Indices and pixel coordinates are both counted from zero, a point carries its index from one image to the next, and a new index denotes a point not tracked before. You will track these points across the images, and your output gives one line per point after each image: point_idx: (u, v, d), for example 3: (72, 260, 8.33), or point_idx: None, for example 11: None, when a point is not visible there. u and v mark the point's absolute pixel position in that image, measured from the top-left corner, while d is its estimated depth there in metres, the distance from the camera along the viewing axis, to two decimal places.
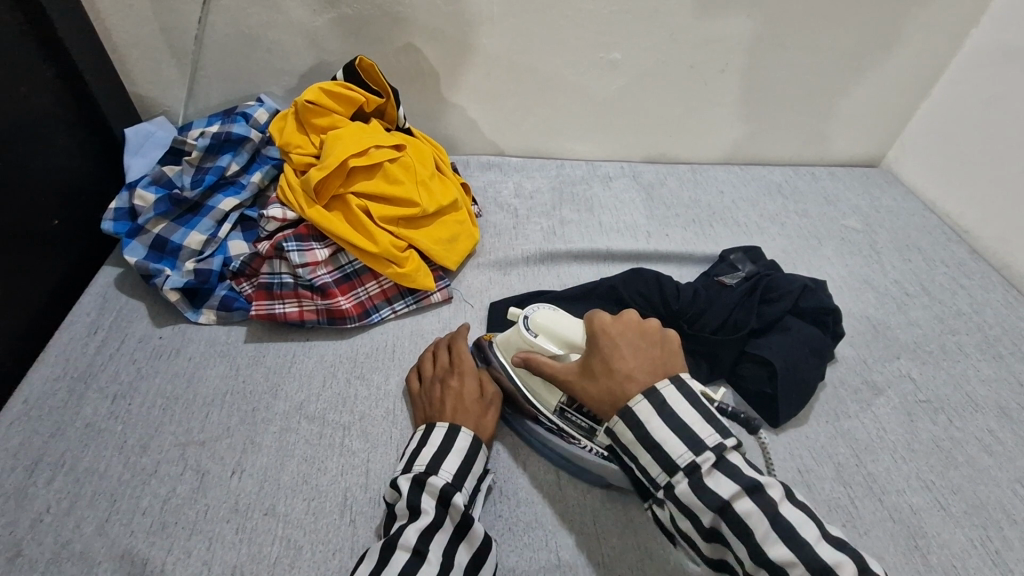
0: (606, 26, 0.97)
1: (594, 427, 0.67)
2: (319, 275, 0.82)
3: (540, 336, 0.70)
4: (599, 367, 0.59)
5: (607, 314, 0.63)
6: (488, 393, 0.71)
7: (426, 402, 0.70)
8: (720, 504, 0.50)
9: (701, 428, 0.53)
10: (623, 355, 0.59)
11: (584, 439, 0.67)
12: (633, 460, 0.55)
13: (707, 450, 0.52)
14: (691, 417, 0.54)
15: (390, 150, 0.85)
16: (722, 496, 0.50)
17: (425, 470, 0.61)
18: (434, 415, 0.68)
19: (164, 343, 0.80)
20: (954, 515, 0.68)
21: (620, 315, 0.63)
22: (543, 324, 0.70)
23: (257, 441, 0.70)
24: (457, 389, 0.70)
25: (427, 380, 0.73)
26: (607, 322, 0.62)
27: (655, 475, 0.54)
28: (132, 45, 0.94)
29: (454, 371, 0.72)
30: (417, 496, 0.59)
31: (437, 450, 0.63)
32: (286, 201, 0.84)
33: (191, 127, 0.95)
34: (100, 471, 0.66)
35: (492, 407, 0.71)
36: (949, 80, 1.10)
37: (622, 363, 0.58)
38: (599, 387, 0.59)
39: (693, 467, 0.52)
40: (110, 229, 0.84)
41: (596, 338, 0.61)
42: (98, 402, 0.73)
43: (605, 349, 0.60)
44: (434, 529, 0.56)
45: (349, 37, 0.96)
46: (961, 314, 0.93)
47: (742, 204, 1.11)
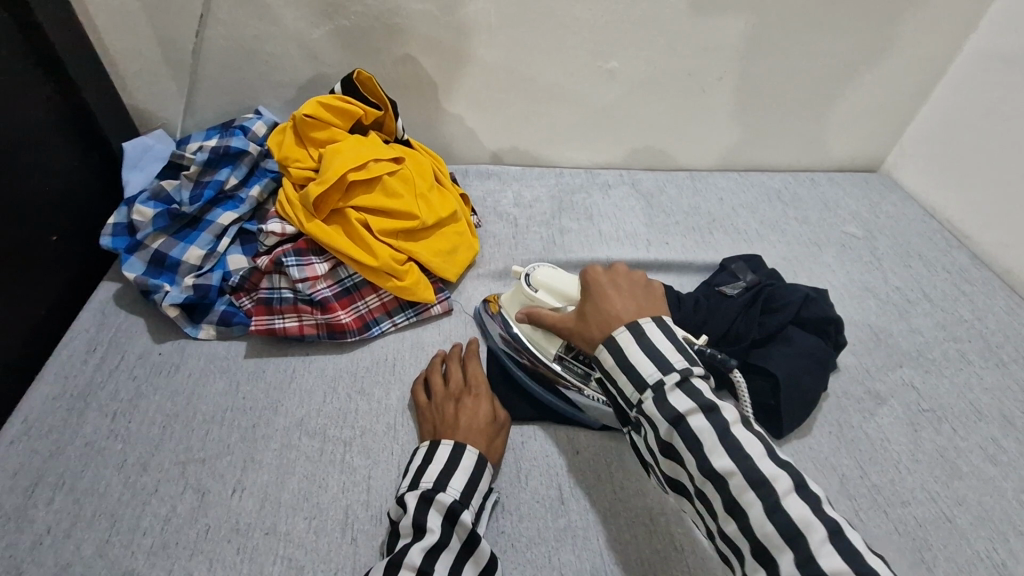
0: (605, 35, 0.97)
1: (588, 372, 0.75)
2: (319, 289, 0.82)
3: (541, 291, 0.77)
4: (591, 311, 0.65)
5: (599, 268, 0.69)
6: (499, 417, 0.72)
7: (436, 416, 0.70)
8: (676, 415, 0.54)
9: (673, 356, 0.58)
10: (611, 297, 0.64)
11: (580, 385, 0.75)
12: (613, 385, 0.60)
13: (673, 370, 0.56)
14: (665, 347, 0.58)
15: (389, 163, 0.85)
16: (680, 409, 0.54)
17: (433, 487, 0.61)
18: (444, 431, 0.68)
19: (163, 359, 0.79)
20: (959, 527, 0.68)
21: (611, 268, 0.70)
22: (544, 281, 0.77)
23: (258, 459, 0.70)
24: (471, 409, 0.70)
25: (439, 395, 0.72)
26: (599, 274, 0.68)
27: (630, 394, 0.58)
28: (130, 59, 0.94)
29: (469, 392, 0.72)
30: (423, 514, 0.59)
31: (444, 467, 0.63)
32: (285, 215, 0.84)
33: (190, 142, 0.96)
34: (100, 490, 0.66)
35: (502, 433, 0.71)
36: (947, 85, 1.10)
37: (609, 303, 0.64)
38: (590, 326, 0.64)
39: (659, 383, 0.56)
40: (108, 245, 0.84)
41: (588, 287, 0.67)
42: (97, 420, 0.72)
43: (595, 293, 0.66)
44: (439, 549, 0.56)
45: (347, 48, 0.96)
46: (963, 321, 0.92)
47: (741, 211, 1.11)
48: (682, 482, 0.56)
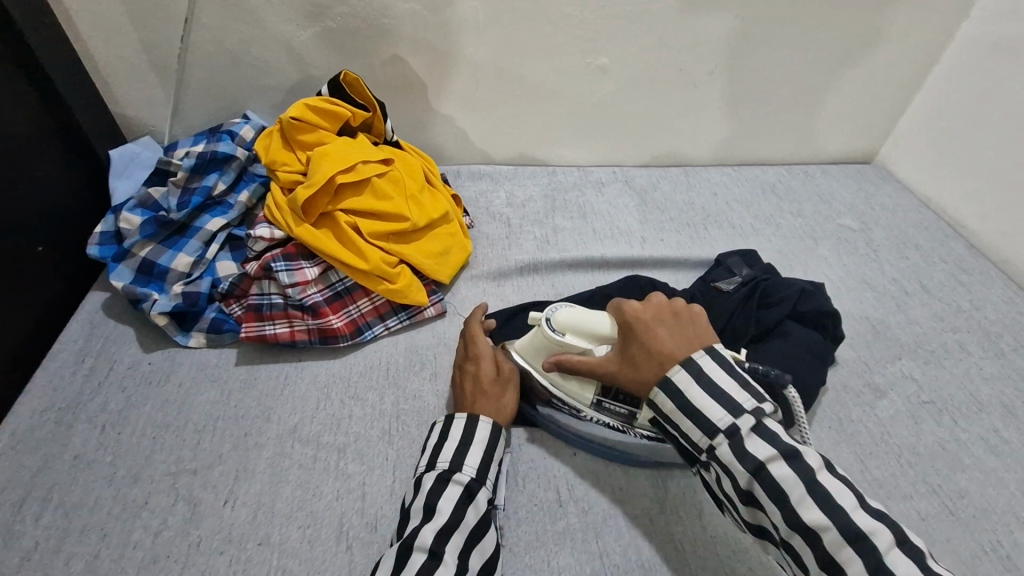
0: (593, 32, 0.97)
1: (633, 413, 0.67)
2: (309, 294, 0.80)
3: (568, 335, 0.68)
4: (639, 354, 0.59)
5: (633, 300, 0.63)
6: (504, 373, 0.72)
7: (453, 389, 0.73)
8: (758, 463, 0.50)
9: (739, 395, 0.53)
10: (659, 335, 0.58)
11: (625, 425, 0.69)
12: (674, 428, 0.56)
13: (745, 413, 0.52)
14: (729, 385, 0.54)
15: (377, 165, 0.84)
16: (761, 456, 0.50)
17: (448, 468, 0.61)
18: (459, 403, 0.70)
19: (153, 369, 0.78)
20: (963, 520, 0.67)
21: (647, 299, 0.63)
22: (568, 323, 0.67)
23: (250, 468, 0.69)
24: (473, 374, 0.71)
25: (453, 368, 0.75)
26: (637, 308, 0.61)
27: (696, 439, 0.54)
28: (114, 66, 0.93)
29: (470, 357, 0.74)
30: (437, 496, 0.58)
31: (457, 446, 0.63)
32: (274, 220, 0.83)
33: (177, 147, 0.94)
34: (90, 504, 0.65)
35: (511, 386, 0.71)
36: (939, 75, 1.10)
37: (658, 342, 0.58)
38: (640, 371, 0.58)
39: (733, 430, 0.52)
40: (96, 254, 0.83)
41: (628, 325, 0.61)
42: (87, 432, 0.71)
43: (639, 333, 0.59)
44: (450, 530, 0.55)
45: (335, 50, 0.95)
46: (961, 312, 0.92)
47: (735, 205, 1.10)
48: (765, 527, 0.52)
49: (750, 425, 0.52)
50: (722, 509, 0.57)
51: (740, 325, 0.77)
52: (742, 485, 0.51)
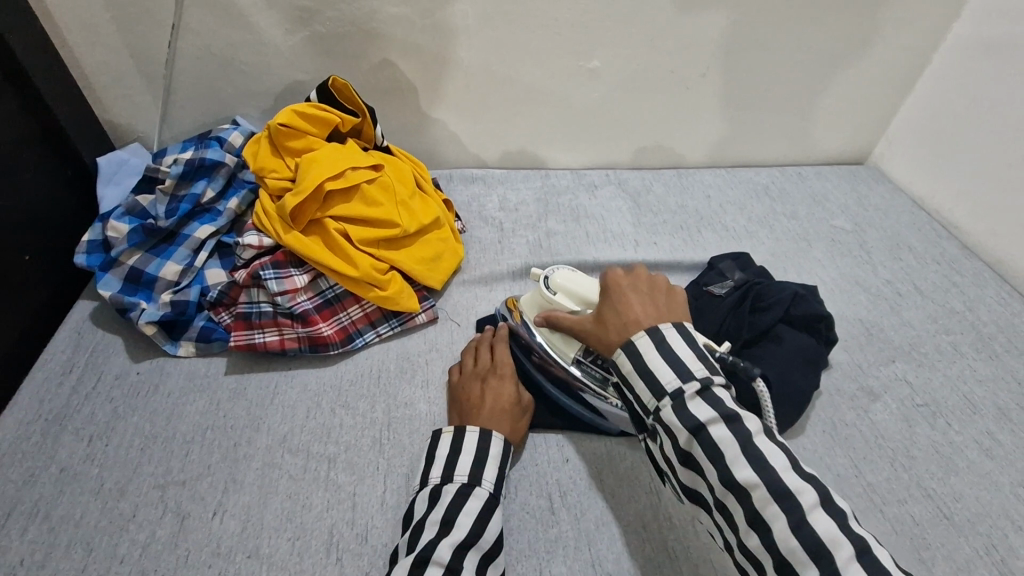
0: (585, 35, 0.96)
1: (606, 377, 0.71)
2: (299, 302, 0.80)
3: (559, 293, 0.73)
4: (610, 315, 0.61)
5: (619, 270, 0.65)
6: (523, 399, 0.72)
7: (463, 396, 0.72)
8: (698, 425, 0.51)
9: (693, 364, 0.54)
10: (632, 302, 0.61)
11: (597, 389, 0.72)
12: (629, 391, 0.57)
13: (694, 379, 0.53)
14: (686, 355, 0.54)
15: (367, 171, 0.83)
16: (702, 418, 0.51)
17: (467, 481, 0.62)
18: (471, 413, 0.69)
19: (141, 379, 0.77)
20: (957, 525, 0.66)
21: (633, 271, 0.65)
22: (563, 284, 0.73)
23: (239, 479, 0.68)
24: (496, 389, 0.71)
25: (466, 376, 0.74)
26: (621, 278, 0.63)
27: (647, 401, 0.55)
28: (101, 72, 0.92)
29: (495, 371, 0.74)
30: (456, 509, 0.59)
31: (475, 459, 0.64)
32: (262, 227, 0.82)
33: (165, 153, 0.93)
34: (76, 518, 0.64)
35: (525, 415, 0.72)
36: (931, 76, 1.10)
37: (629, 308, 0.60)
38: (609, 332, 0.61)
39: (678, 392, 0.52)
40: (83, 263, 0.82)
41: (608, 290, 0.63)
42: (73, 444, 0.70)
43: (615, 298, 0.62)
44: (466, 546, 0.56)
45: (324, 55, 0.94)
46: (955, 313, 0.91)
47: (729, 208, 1.10)
48: (703, 495, 0.52)
49: (697, 391, 0.53)
50: (665, 479, 0.58)
51: (732, 333, 0.77)
52: (683, 445, 0.52)
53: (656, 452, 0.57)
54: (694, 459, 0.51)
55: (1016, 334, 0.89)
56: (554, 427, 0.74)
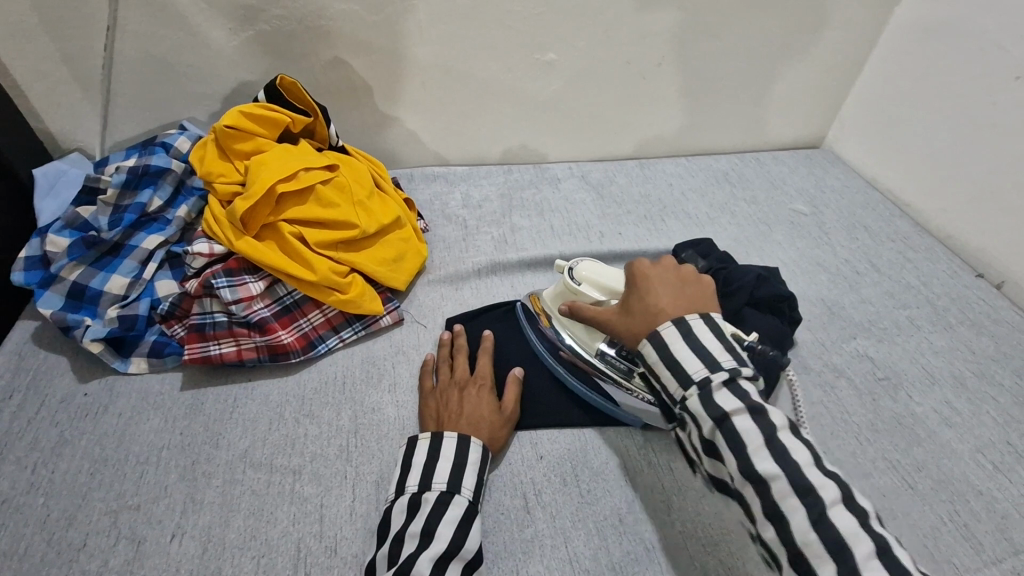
0: (538, 27, 0.95)
1: (631, 368, 0.71)
2: (255, 310, 0.77)
3: (584, 285, 0.73)
4: (635, 303, 0.62)
5: (644, 261, 0.67)
6: (505, 407, 0.71)
7: (440, 404, 0.70)
8: (722, 414, 0.51)
9: (720, 354, 0.54)
10: (659, 292, 0.61)
11: (624, 381, 0.72)
12: (657, 380, 0.57)
13: (721, 370, 0.53)
14: (713, 346, 0.55)
15: (320, 171, 0.80)
16: (727, 408, 0.51)
17: (446, 489, 0.60)
18: (449, 419, 0.68)
19: (89, 400, 0.73)
20: (922, 493, 0.68)
21: (659, 262, 0.67)
22: (588, 276, 0.73)
23: (199, 499, 0.65)
24: (475, 398, 0.70)
25: (442, 386, 0.73)
26: (646, 267, 0.65)
27: (672, 391, 0.55)
28: (33, 80, 0.87)
29: (473, 381, 0.72)
30: (436, 520, 0.58)
31: (453, 465, 0.62)
32: (212, 234, 0.79)
33: (108, 162, 0.88)
34: (20, 551, 0.60)
35: (507, 425, 0.70)
36: (878, 60, 1.13)
37: (657, 298, 0.61)
38: (636, 320, 0.61)
39: (706, 382, 0.53)
40: (19, 281, 0.77)
41: (634, 279, 0.64)
42: (15, 474, 0.66)
43: (642, 287, 0.63)
44: (448, 559, 0.55)
45: (272, 55, 0.91)
46: (910, 289, 0.94)
47: (691, 195, 1.11)
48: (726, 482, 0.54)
49: (724, 380, 0.53)
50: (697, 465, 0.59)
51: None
52: (707, 434, 0.53)
53: (687, 440, 0.57)
54: (716, 447, 0.52)
55: (968, 305, 0.92)
56: (525, 424, 0.73)
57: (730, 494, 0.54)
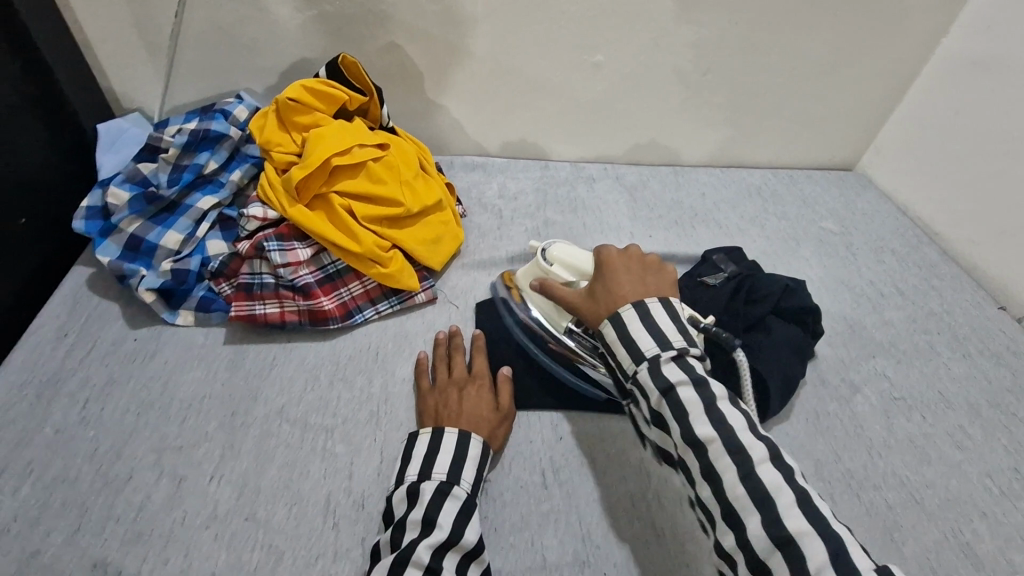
0: (591, 29, 0.98)
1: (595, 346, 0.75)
2: (301, 275, 0.80)
3: (555, 265, 0.78)
4: (599, 288, 0.67)
5: (613, 249, 0.72)
6: (502, 407, 0.71)
7: (439, 402, 0.70)
8: (667, 385, 0.56)
9: (673, 336, 0.60)
10: (621, 279, 0.66)
11: (589, 356, 0.76)
12: (613, 357, 0.62)
13: (671, 347, 0.59)
14: (667, 327, 0.60)
15: (373, 149, 0.84)
16: (672, 380, 0.56)
17: (446, 480, 0.61)
18: (448, 416, 0.68)
19: (138, 346, 0.77)
20: (928, 510, 0.70)
21: (625, 252, 0.72)
22: (559, 256, 0.78)
23: (237, 446, 0.68)
24: (475, 397, 0.71)
25: (443, 382, 0.73)
26: (613, 257, 0.69)
27: (626, 367, 0.60)
28: (106, 41, 0.92)
29: (473, 381, 0.73)
30: (436, 509, 0.58)
31: (453, 458, 0.63)
32: (267, 199, 0.83)
33: (168, 124, 0.92)
34: (71, 479, 0.64)
35: (504, 423, 0.71)
36: (919, 89, 1.14)
37: (621, 285, 0.65)
38: (598, 304, 0.66)
39: (655, 358, 0.58)
40: (81, 229, 0.82)
41: (599, 268, 0.69)
42: (68, 407, 0.70)
43: (607, 275, 0.68)
44: (448, 547, 0.55)
45: (330, 34, 0.95)
46: (933, 315, 0.95)
47: (723, 206, 1.13)
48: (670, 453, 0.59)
49: (674, 356, 0.58)
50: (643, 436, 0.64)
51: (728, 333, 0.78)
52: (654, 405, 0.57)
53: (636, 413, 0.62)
54: (661, 418, 0.57)
55: (989, 336, 0.93)
56: (548, 407, 0.76)
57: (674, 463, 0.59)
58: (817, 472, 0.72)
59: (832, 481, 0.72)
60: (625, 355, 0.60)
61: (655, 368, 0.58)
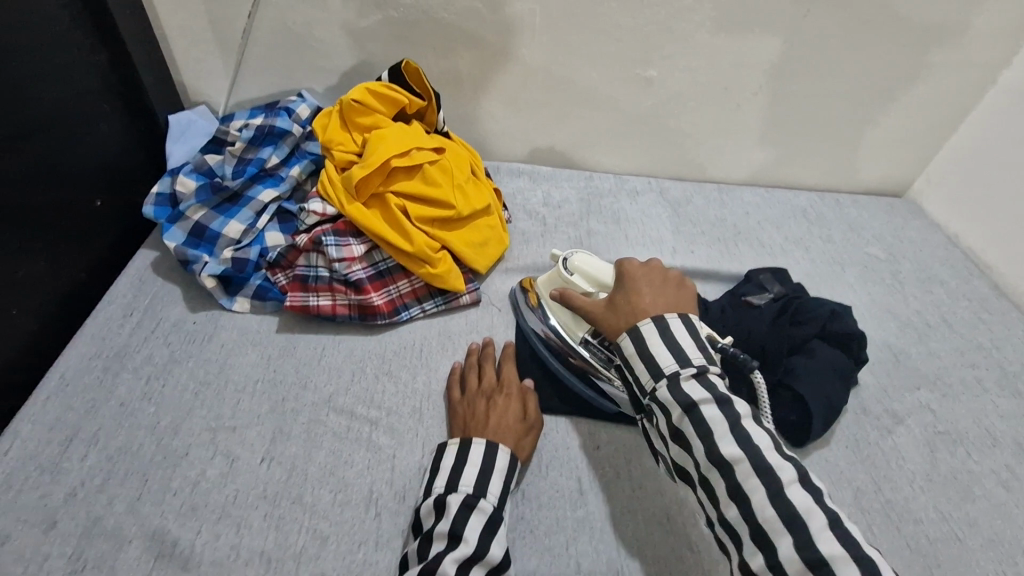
0: (645, 44, 0.99)
1: (611, 358, 0.78)
2: (354, 271, 0.83)
3: (576, 275, 0.80)
4: (621, 301, 0.67)
5: (635, 261, 0.72)
6: (530, 417, 0.72)
7: (468, 412, 0.71)
8: (689, 402, 0.56)
9: (691, 351, 0.60)
10: (643, 292, 0.67)
11: (602, 368, 0.78)
12: (630, 370, 0.63)
13: (690, 364, 0.59)
14: (687, 343, 0.60)
15: (429, 152, 0.87)
16: (694, 398, 0.56)
17: (473, 493, 0.61)
18: (476, 427, 0.68)
19: (197, 328, 0.81)
20: (970, 548, 0.69)
21: (647, 264, 0.72)
22: (580, 266, 0.79)
23: (287, 431, 0.71)
24: (503, 407, 0.71)
25: (472, 392, 0.74)
26: (635, 269, 0.70)
27: (644, 382, 0.61)
28: (183, 37, 0.97)
29: (502, 390, 0.73)
30: (462, 523, 0.58)
31: (480, 471, 0.63)
32: (326, 196, 0.87)
33: (234, 119, 0.97)
34: (133, 450, 0.68)
35: (531, 433, 0.71)
36: (977, 117, 1.11)
37: (642, 298, 0.66)
38: (618, 318, 0.67)
39: (674, 374, 0.58)
40: (150, 213, 0.87)
41: (621, 280, 0.70)
42: (132, 382, 0.74)
43: (630, 287, 0.68)
44: (473, 562, 0.55)
45: (392, 39, 0.98)
46: (982, 349, 0.93)
47: (767, 226, 1.13)
48: (689, 471, 0.58)
49: (693, 374, 0.58)
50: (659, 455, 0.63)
51: (775, 351, 0.76)
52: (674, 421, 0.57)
53: (653, 430, 0.62)
54: (683, 435, 0.57)
55: None
56: (586, 416, 0.77)
57: (692, 481, 0.58)
58: (854, 500, 0.72)
59: (872, 512, 0.71)
60: (643, 369, 0.61)
61: (675, 384, 0.58)
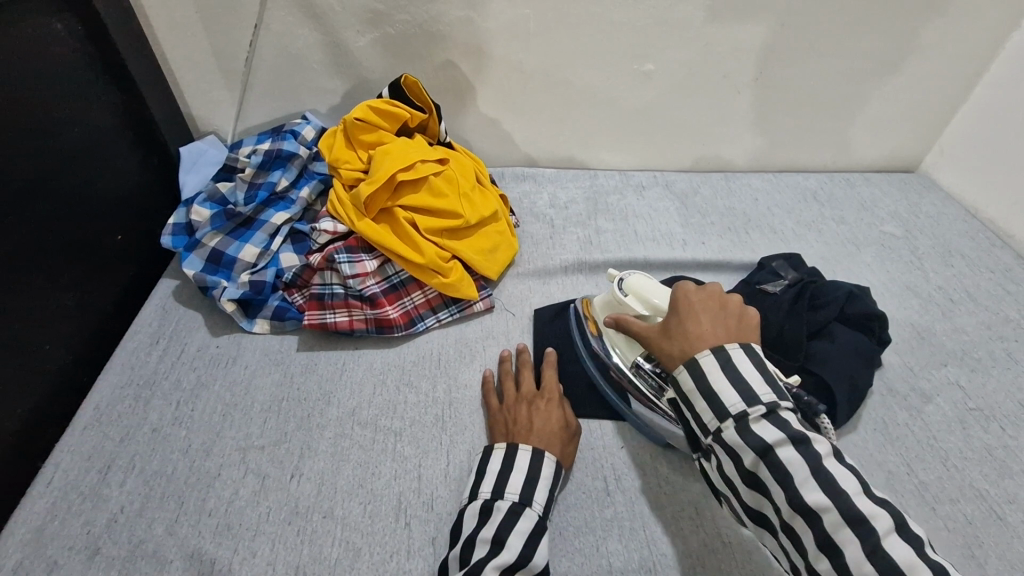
0: (640, 39, 0.99)
1: (661, 387, 0.70)
2: (368, 286, 0.85)
3: (630, 296, 0.72)
4: (675, 326, 0.61)
5: (692, 283, 0.65)
6: (571, 423, 0.72)
7: (510, 418, 0.71)
8: (765, 445, 0.51)
9: (761, 387, 0.54)
10: (701, 319, 0.60)
11: (654, 399, 0.72)
12: (689, 409, 0.57)
13: (759, 403, 0.53)
14: (753, 375, 0.55)
15: (434, 164, 0.88)
16: (768, 440, 0.51)
17: (519, 501, 0.62)
18: (520, 432, 0.69)
19: (220, 351, 0.83)
20: (1012, 526, 0.67)
21: (705, 287, 0.64)
22: (636, 286, 0.72)
23: (314, 446, 0.73)
24: (544, 413, 0.71)
25: (513, 397, 0.74)
26: (691, 291, 0.63)
27: (706, 420, 0.55)
28: (189, 70, 0.99)
29: (542, 396, 0.73)
30: (507, 529, 0.59)
31: (526, 478, 0.64)
32: (337, 214, 0.89)
33: (242, 145, 0.99)
34: (168, 473, 0.70)
35: (573, 441, 0.71)
36: (987, 85, 1.09)
37: (699, 324, 0.60)
38: (671, 346, 0.61)
39: (743, 415, 0.53)
40: (169, 244, 0.89)
41: (675, 304, 0.63)
42: (162, 408, 0.76)
43: (685, 312, 0.62)
44: (515, 570, 0.56)
45: (391, 55, 0.99)
46: (1010, 321, 0.91)
47: (777, 211, 1.12)
48: (767, 515, 0.53)
49: (763, 414, 0.53)
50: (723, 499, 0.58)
51: (794, 338, 0.75)
52: (749, 465, 0.52)
53: (712, 472, 0.57)
54: (761, 482, 0.51)
55: None
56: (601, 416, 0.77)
57: (773, 528, 0.53)
58: (886, 484, 0.71)
59: (905, 495, 0.69)
60: (706, 408, 0.55)
61: (745, 427, 0.53)
